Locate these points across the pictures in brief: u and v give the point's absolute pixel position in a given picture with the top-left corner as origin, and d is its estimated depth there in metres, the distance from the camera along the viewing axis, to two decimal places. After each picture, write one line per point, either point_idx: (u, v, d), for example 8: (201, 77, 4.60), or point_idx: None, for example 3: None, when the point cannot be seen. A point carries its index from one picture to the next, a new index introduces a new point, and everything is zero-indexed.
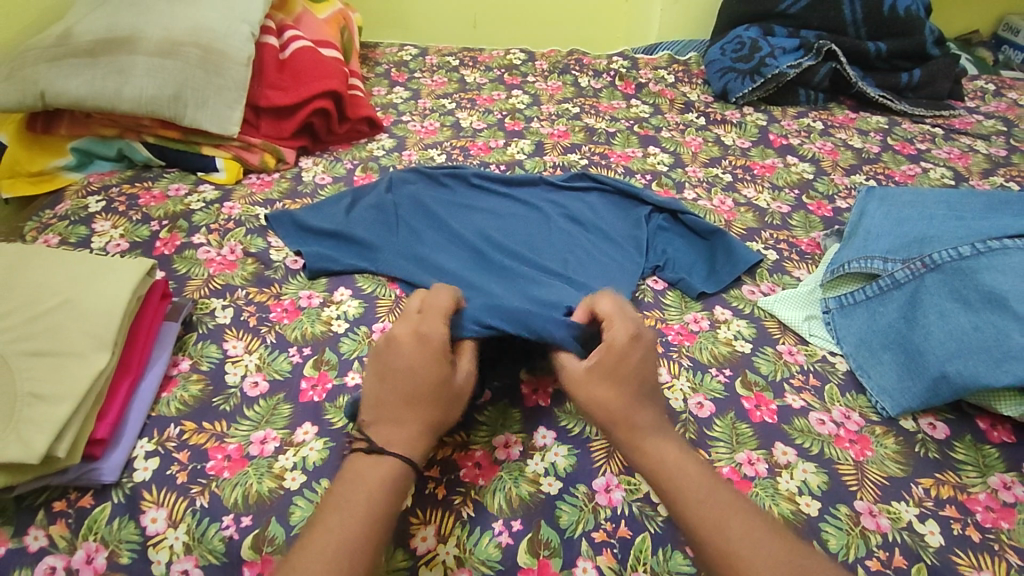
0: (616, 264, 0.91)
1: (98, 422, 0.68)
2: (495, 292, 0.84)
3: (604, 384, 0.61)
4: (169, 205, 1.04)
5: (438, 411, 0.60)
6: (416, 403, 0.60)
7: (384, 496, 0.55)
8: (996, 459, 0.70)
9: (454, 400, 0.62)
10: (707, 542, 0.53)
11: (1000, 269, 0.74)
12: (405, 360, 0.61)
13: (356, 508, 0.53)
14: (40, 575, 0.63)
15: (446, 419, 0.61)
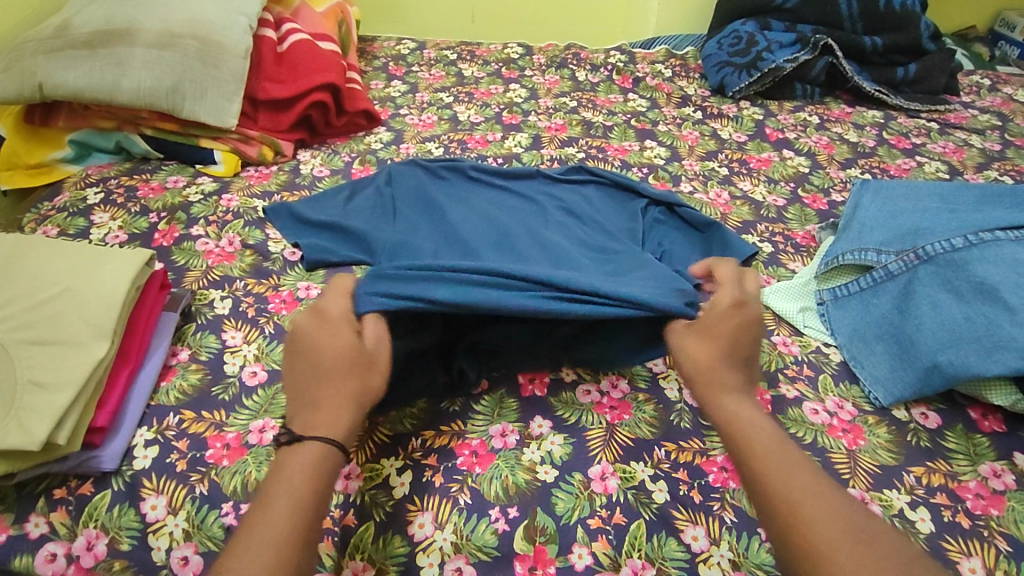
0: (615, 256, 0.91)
1: (98, 410, 0.68)
2: None
3: (699, 337, 0.66)
4: (168, 197, 1.04)
5: (357, 380, 0.61)
6: (328, 377, 0.61)
7: (310, 477, 0.54)
8: (987, 448, 0.71)
9: (372, 369, 0.63)
10: (769, 485, 0.54)
11: (992, 260, 0.75)
12: (310, 344, 0.63)
13: (282, 494, 0.53)
14: (42, 561, 0.64)
15: (370, 387, 0.62)
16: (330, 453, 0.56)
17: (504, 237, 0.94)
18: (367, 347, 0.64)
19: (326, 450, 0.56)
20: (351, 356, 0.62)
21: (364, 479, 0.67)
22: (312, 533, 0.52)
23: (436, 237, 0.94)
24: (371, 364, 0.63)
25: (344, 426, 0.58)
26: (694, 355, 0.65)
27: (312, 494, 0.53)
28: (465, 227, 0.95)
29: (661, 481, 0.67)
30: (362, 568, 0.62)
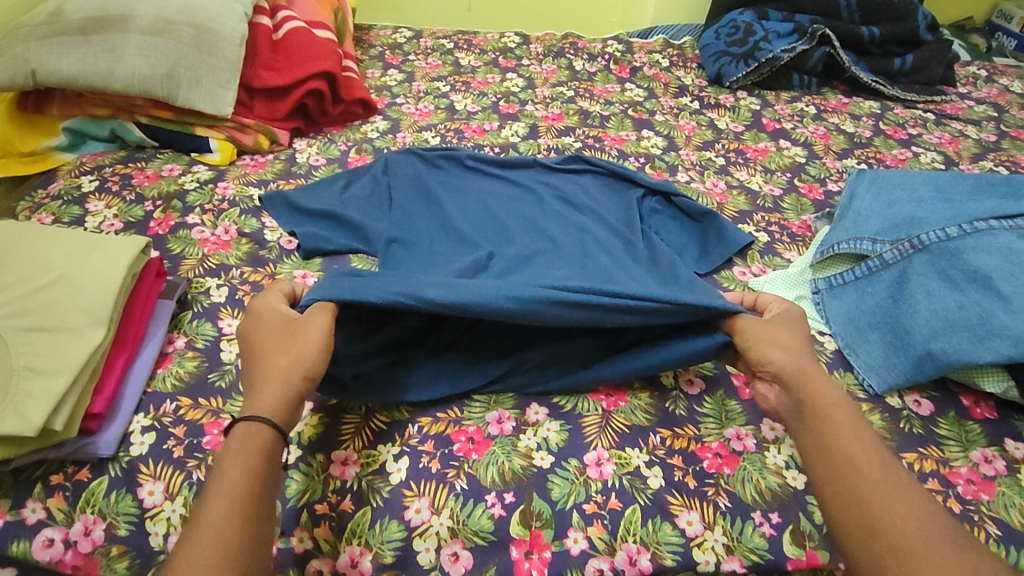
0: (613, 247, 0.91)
1: (94, 397, 0.68)
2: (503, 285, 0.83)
3: (788, 332, 0.67)
4: (163, 186, 1.04)
5: (287, 358, 0.62)
6: (262, 363, 0.62)
7: (246, 458, 0.55)
8: (979, 434, 0.72)
9: (302, 345, 0.63)
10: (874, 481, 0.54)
11: (985, 249, 0.75)
12: (250, 341, 0.65)
13: (218, 480, 0.54)
14: (39, 547, 0.64)
15: (305, 362, 0.62)
16: (265, 431, 0.57)
17: (502, 229, 0.94)
18: (299, 329, 0.64)
19: (259, 429, 0.57)
20: (282, 341, 0.63)
21: (361, 465, 0.67)
22: (257, 510, 0.53)
23: (433, 229, 0.94)
24: (302, 341, 0.63)
25: (273, 401, 0.59)
26: (783, 345, 0.65)
27: (250, 474, 0.54)
28: (462, 220, 0.95)
29: (656, 467, 0.68)
30: (359, 553, 0.63)
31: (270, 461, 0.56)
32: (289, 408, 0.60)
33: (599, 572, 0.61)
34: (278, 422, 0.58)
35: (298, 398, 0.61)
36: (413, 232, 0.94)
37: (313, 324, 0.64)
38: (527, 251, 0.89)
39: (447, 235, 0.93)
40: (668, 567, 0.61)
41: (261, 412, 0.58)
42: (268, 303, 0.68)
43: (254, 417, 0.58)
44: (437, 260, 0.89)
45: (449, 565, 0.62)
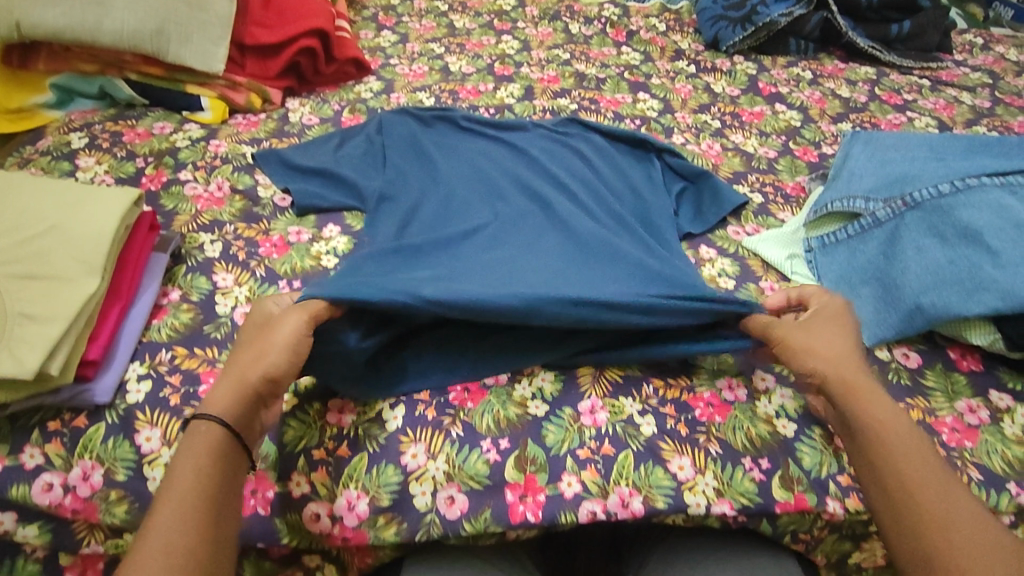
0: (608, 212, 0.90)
1: (90, 343, 0.68)
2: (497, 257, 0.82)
3: (834, 338, 0.66)
4: (154, 143, 1.02)
5: (251, 357, 0.61)
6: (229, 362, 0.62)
7: (199, 457, 0.55)
8: (964, 385, 0.73)
9: (266, 345, 0.61)
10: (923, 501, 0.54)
11: (976, 205, 0.76)
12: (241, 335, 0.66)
13: (170, 479, 0.53)
14: (38, 490, 0.65)
15: (264, 362, 0.61)
16: (219, 429, 0.57)
17: (496, 191, 0.93)
18: (270, 327, 0.63)
19: (212, 426, 0.57)
20: (252, 341, 0.63)
21: (358, 413, 0.68)
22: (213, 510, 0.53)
23: (426, 191, 0.93)
24: (266, 342, 0.62)
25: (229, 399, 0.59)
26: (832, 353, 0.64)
27: (202, 473, 0.54)
28: (457, 185, 0.94)
29: (648, 415, 0.69)
30: (356, 496, 0.64)
31: (225, 457, 0.56)
32: (245, 406, 0.59)
33: (591, 514, 0.63)
34: (229, 421, 0.58)
35: (256, 398, 0.60)
36: (407, 195, 0.92)
37: (281, 322, 0.62)
38: (525, 216, 0.89)
39: (441, 199, 0.92)
40: (659, 509, 0.63)
41: (212, 410, 0.58)
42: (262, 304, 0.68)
43: (208, 415, 0.57)
44: (431, 224, 0.88)
45: (444, 507, 0.63)
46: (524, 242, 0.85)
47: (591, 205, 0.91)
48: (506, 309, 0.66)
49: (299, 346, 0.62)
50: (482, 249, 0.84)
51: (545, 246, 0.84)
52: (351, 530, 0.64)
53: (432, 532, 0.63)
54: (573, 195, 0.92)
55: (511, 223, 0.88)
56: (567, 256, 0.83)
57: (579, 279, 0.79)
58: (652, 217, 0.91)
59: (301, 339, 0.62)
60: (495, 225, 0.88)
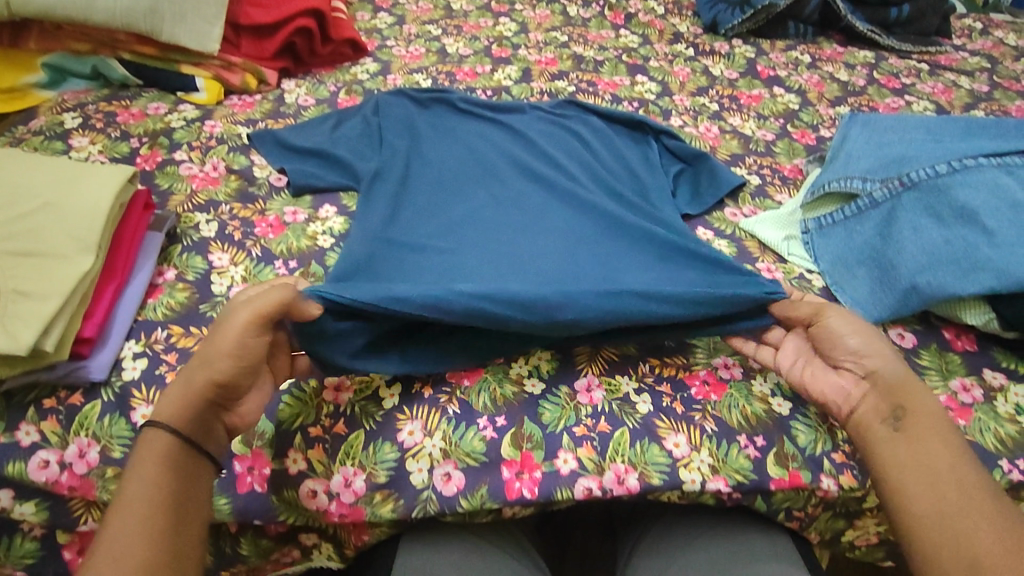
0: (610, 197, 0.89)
1: (84, 321, 0.68)
2: (496, 245, 0.82)
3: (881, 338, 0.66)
4: (149, 123, 1.02)
5: (198, 359, 0.60)
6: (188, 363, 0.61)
7: (146, 466, 0.56)
8: (958, 365, 0.74)
9: (212, 347, 0.59)
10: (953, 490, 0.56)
11: (973, 185, 0.77)
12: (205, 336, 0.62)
13: (120, 490, 0.55)
14: (35, 467, 0.65)
15: (209, 365, 0.59)
16: (164, 436, 0.57)
17: (495, 175, 0.93)
18: (222, 325, 0.61)
19: (160, 434, 0.58)
20: (206, 341, 0.61)
21: (354, 391, 0.68)
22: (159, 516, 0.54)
23: (425, 176, 0.92)
24: (212, 344, 0.60)
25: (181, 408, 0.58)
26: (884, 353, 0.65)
27: (149, 480, 0.55)
28: (457, 171, 0.93)
29: (645, 393, 0.69)
30: (353, 473, 0.64)
31: (173, 462, 0.57)
32: (195, 411, 0.59)
33: (587, 490, 0.63)
34: (179, 428, 0.58)
35: (206, 402, 0.59)
36: (405, 181, 0.91)
37: (230, 321, 0.60)
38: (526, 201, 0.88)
39: (440, 185, 0.91)
40: (655, 486, 0.63)
41: (163, 418, 0.58)
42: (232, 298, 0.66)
43: (157, 424, 0.58)
44: (431, 210, 0.87)
45: (441, 484, 0.64)
46: (526, 227, 0.84)
47: (591, 189, 0.90)
48: (520, 301, 0.64)
49: (244, 345, 0.59)
50: (484, 235, 0.83)
51: (546, 233, 0.83)
52: (348, 507, 0.64)
53: (428, 508, 0.63)
54: (574, 179, 0.91)
55: (512, 208, 0.87)
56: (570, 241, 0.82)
57: (581, 267, 0.78)
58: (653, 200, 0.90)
59: (245, 338, 0.59)
60: (495, 210, 0.87)
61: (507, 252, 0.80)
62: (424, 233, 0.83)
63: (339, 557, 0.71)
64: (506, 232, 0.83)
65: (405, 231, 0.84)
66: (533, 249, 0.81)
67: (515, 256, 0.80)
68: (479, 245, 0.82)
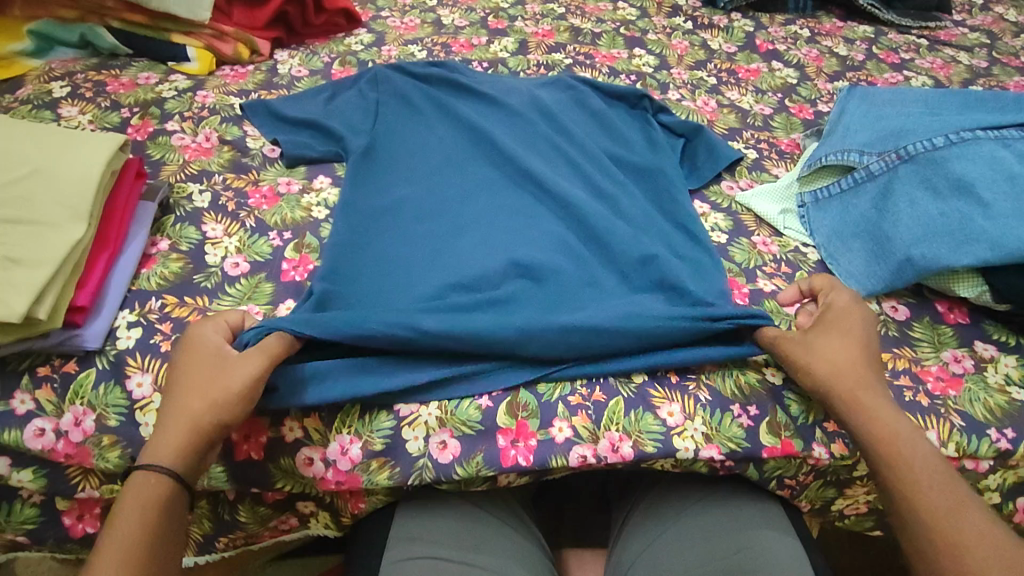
0: (603, 183, 0.88)
1: (78, 290, 0.68)
2: (484, 235, 0.82)
3: (838, 349, 0.64)
4: (140, 93, 1.00)
5: (201, 400, 0.59)
6: (178, 401, 0.59)
7: (146, 508, 0.54)
8: (951, 337, 0.74)
9: (222, 389, 0.59)
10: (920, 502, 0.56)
11: (970, 158, 0.77)
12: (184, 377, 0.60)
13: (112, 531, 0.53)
14: (30, 435, 0.65)
15: (218, 407, 0.58)
16: (167, 478, 0.56)
17: (488, 159, 0.91)
18: (226, 367, 0.60)
19: (155, 476, 0.56)
20: (204, 381, 0.60)
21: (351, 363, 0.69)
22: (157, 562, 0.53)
23: (418, 159, 0.91)
24: (222, 387, 0.59)
25: (179, 449, 0.57)
26: (842, 367, 0.63)
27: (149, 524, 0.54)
28: (455, 152, 0.92)
29: None
30: (349, 441, 0.65)
31: (174, 506, 0.56)
32: (196, 453, 0.58)
33: (582, 458, 0.64)
34: (181, 471, 0.57)
35: (209, 442, 0.59)
36: (397, 165, 0.90)
37: (239, 367, 0.60)
38: (520, 188, 0.88)
39: (429, 168, 0.90)
40: (649, 454, 0.64)
41: (163, 459, 0.56)
42: (203, 335, 0.63)
43: (156, 465, 0.56)
44: (429, 193, 0.87)
45: (437, 452, 0.64)
46: (524, 214, 0.85)
47: (589, 172, 0.89)
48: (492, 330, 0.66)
49: (254, 391, 0.60)
50: (481, 224, 0.83)
51: (534, 226, 0.83)
52: (344, 474, 0.64)
53: (424, 476, 0.64)
54: (569, 166, 0.90)
55: (510, 194, 0.87)
56: (566, 230, 0.83)
57: (570, 264, 0.79)
58: (648, 188, 0.89)
59: (258, 384, 0.60)
60: (486, 199, 0.86)
61: (494, 243, 0.81)
62: (414, 220, 0.83)
63: (336, 525, 0.72)
64: (494, 222, 0.83)
65: (403, 217, 0.84)
66: (521, 241, 0.81)
67: (512, 244, 0.80)
68: (468, 234, 0.82)
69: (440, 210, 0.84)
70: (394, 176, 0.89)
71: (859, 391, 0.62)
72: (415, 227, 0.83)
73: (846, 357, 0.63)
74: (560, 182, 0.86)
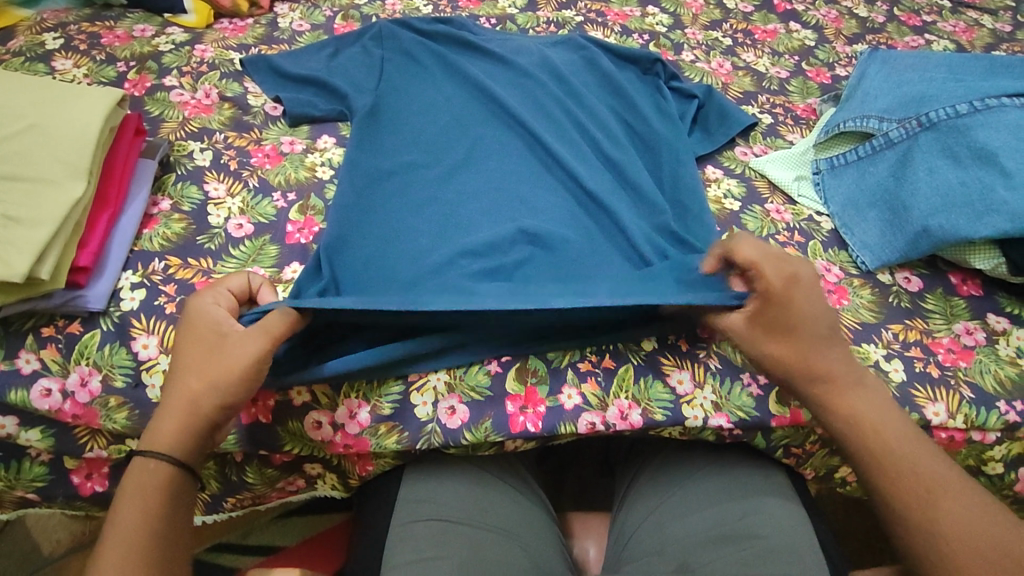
0: (609, 151, 0.85)
1: (79, 250, 0.67)
2: (488, 203, 0.80)
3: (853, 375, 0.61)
4: (136, 46, 0.96)
5: (199, 383, 0.57)
6: (175, 385, 0.58)
7: (138, 494, 0.55)
8: (963, 309, 0.74)
9: (222, 371, 0.57)
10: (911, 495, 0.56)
11: (994, 126, 0.75)
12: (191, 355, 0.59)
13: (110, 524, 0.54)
14: (36, 396, 0.65)
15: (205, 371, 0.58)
16: (158, 466, 0.56)
17: (494, 122, 0.89)
18: (225, 350, 0.58)
19: (150, 463, 0.56)
20: (207, 365, 0.58)
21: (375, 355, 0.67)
22: (154, 553, 0.53)
23: (420, 120, 0.88)
24: (224, 368, 0.58)
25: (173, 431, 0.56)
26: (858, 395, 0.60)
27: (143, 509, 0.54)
28: (463, 113, 0.89)
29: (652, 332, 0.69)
30: (358, 405, 0.65)
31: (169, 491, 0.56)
32: (194, 439, 0.57)
33: (591, 424, 0.64)
34: (177, 456, 0.57)
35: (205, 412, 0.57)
36: (400, 125, 0.88)
37: (238, 347, 0.58)
38: (528, 155, 0.86)
39: (433, 127, 0.88)
40: (658, 422, 0.65)
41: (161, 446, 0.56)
42: (202, 308, 0.60)
43: (150, 453, 0.56)
44: (435, 156, 0.84)
45: (445, 417, 0.64)
46: (533, 178, 0.83)
47: (598, 138, 0.87)
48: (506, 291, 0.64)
49: (259, 369, 0.59)
50: (488, 192, 0.81)
51: (538, 196, 0.81)
52: (352, 438, 0.64)
53: (433, 440, 0.64)
54: (577, 133, 0.88)
55: (516, 159, 0.85)
56: (574, 199, 0.82)
57: (576, 236, 0.77)
58: (658, 154, 0.87)
59: (262, 364, 0.58)
60: (493, 163, 0.84)
61: (498, 212, 0.79)
62: (417, 183, 0.81)
63: (343, 487, 0.73)
64: (498, 190, 0.81)
65: (411, 180, 0.82)
66: (525, 212, 0.79)
67: (519, 214, 0.79)
68: (474, 200, 0.80)
69: (441, 173, 0.82)
70: (395, 135, 0.86)
71: (885, 441, 0.58)
72: (418, 191, 0.81)
73: (870, 403, 0.60)
74: (561, 155, 0.84)
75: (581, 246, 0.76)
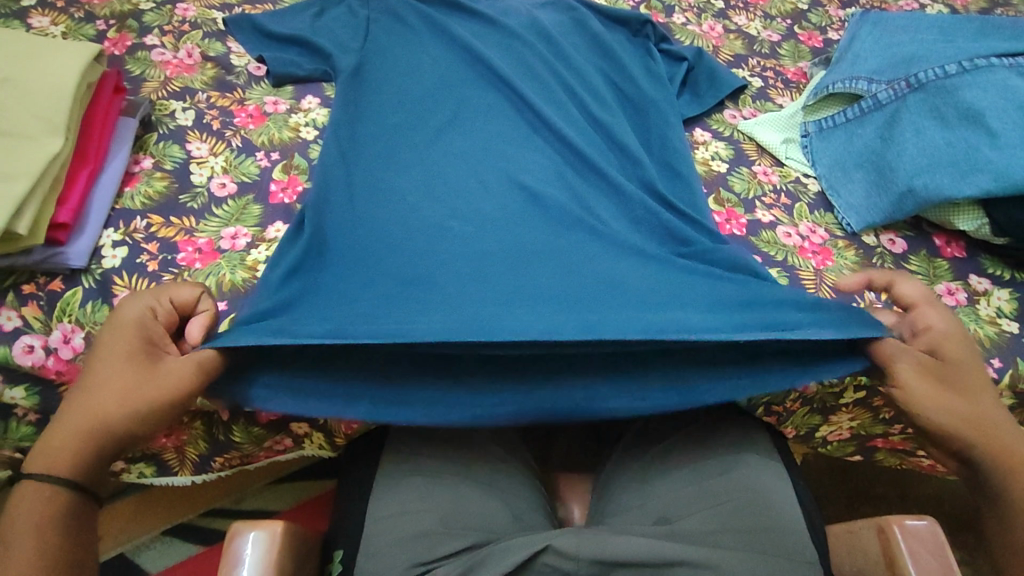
0: (597, 113, 0.85)
1: (59, 206, 0.66)
2: (477, 167, 0.79)
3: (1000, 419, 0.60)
4: (115, 4, 0.94)
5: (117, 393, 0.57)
6: (88, 390, 0.57)
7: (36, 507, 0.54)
8: (946, 270, 0.74)
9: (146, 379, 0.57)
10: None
11: (982, 86, 0.74)
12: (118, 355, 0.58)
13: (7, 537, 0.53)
14: (18, 352, 0.64)
15: None
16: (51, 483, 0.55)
17: (482, 84, 0.88)
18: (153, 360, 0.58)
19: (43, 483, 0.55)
20: (127, 372, 0.57)
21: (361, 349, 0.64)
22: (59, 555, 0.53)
23: (407, 82, 0.87)
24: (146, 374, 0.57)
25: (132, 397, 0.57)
26: (947, 408, 0.59)
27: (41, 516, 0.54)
28: (451, 75, 0.88)
29: None
30: None
31: (67, 497, 0.56)
32: (95, 448, 0.57)
33: None
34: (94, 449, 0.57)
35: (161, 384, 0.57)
36: (385, 87, 0.86)
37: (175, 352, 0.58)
38: (516, 116, 0.85)
39: (421, 90, 0.86)
40: None
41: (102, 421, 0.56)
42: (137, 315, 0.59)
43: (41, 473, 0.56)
44: (421, 117, 0.83)
45: None
46: (521, 139, 0.82)
47: (587, 101, 0.86)
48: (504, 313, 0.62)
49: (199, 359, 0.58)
50: (477, 155, 0.80)
51: (527, 158, 0.80)
52: None
53: None
54: (565, 95, 0.87)
55: (502, 119, 0.84)
56: (563, 160, 0.81)
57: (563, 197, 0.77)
58: (646, 117, 0.86)
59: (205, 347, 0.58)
60: (482, 125, 0.83)
61: (486, 174, 0.78)
62: (404, 146, 0.80)
63: (330, 446, 0.75)
64: (486, 153, 0.80)
65: (398, 143, 0.81)
66: (514, 173, 0.78)
67: (506, 174, 0.78)
68: (462, 163, 0.79)
69: (429, 137, 0.81)
70: (381, 98, 0.85)
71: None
72: (405, 154, 0.79)
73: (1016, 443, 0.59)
74: (550, 117, 0.83)
75: (570, 203, 0.76)
